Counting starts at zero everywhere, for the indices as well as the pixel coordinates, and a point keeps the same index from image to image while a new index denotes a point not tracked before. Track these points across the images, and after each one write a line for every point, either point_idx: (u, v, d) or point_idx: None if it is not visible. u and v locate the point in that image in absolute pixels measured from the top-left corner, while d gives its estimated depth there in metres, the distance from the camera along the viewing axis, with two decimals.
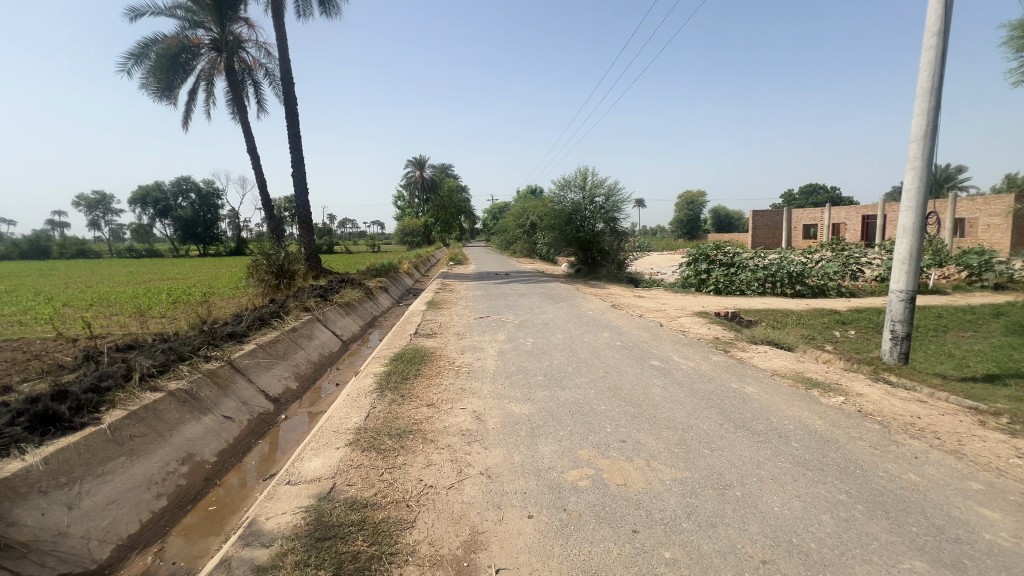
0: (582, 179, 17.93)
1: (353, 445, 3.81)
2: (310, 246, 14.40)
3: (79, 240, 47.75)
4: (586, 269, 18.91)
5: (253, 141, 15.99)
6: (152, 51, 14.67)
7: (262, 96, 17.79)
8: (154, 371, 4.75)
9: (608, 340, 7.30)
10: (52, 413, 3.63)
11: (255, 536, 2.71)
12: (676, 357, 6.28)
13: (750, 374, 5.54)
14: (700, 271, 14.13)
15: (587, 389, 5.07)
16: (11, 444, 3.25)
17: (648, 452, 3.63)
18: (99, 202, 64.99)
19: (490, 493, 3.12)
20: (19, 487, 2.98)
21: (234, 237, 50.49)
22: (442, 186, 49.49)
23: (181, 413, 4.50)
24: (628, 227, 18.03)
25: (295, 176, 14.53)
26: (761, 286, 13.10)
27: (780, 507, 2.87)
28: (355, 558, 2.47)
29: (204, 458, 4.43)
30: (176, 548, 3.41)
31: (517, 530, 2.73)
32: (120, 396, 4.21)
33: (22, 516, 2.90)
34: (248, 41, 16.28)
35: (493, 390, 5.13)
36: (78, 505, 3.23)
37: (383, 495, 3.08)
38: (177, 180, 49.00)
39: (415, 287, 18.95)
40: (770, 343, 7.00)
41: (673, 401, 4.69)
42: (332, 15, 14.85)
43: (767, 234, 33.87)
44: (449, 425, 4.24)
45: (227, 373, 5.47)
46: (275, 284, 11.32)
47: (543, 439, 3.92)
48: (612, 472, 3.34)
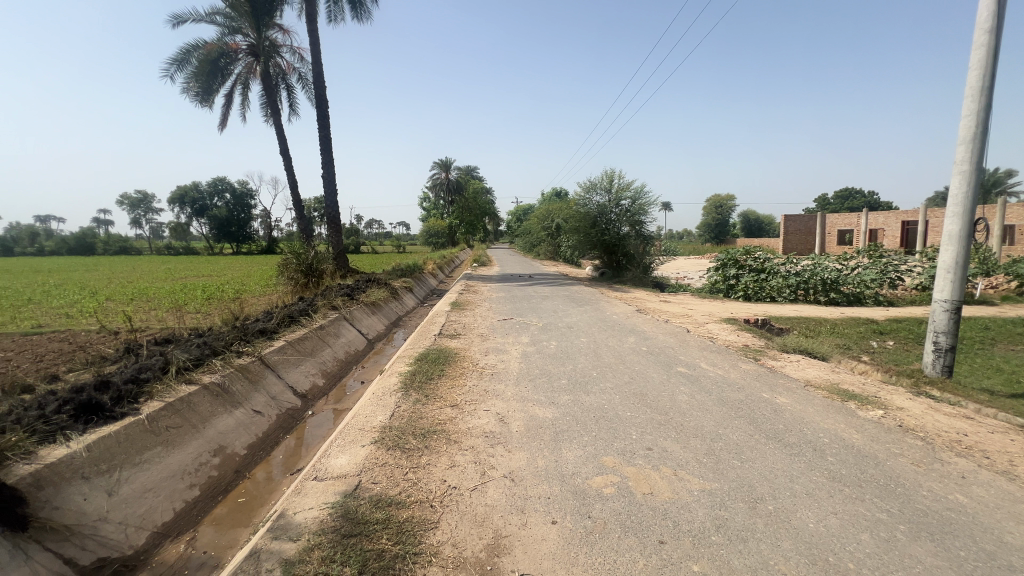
0: (608, 181, 17.66)
1: (378, 444, 3.85)
2: (338, 246, 14.64)
3: (122, 236, 50.32)
4: (611, 273, 18.83)
5: (286, 143, 16.43)
6: (194, 57, 15.31)
7: (295, 100, 18.20)
8: (189, 364, 4.92)
9: (634, 345, 7.17)
10: (95, 403, 3.80)
11: (283, 530, 2.77)
12: (704, 364, 6.13)
13: (783, 384, 5.35)
14: (728, 276, 13.86)
15: (612, 395, 5.01)
16: (57, 431, 3.43)
17: (676, 461, 3.54)
18: (141, 202, 68.01)
19: (515, 497, 3.10)
20: (63, 472, 3.12)
21: (266, 237, 52.18)
22: (467, 187, 49.95)
23: (214, 406, 4.65)
24: (655, 231, 17.73)
25: (325, 177, 14.87)
26: (793, 292, 12.72)
27: (815, 524, 2.76)
28: (380, 556, 2.49)
29: (235, 450, 4.55)
30: (207, 538, 3.51)
31: (541, 535, 2.70)
32: (158, 388, 4.37)
33: (65, 501, 3.03)
34: (283, 46, 16.78)
35: (516, 393, 5.11)
36: (118, 492, 3.37)
37: (407, 494, 3.10)
38: (214, 181, 51.03)
39: (439, 288, 19.23)
40: (801, 351, 6.80)
41: (701, 409, 4.58)
42: (364, 19, 15.15)
43: (799, 239, 32.82)
44: (472, 426, 4.25)
45: (257, 368, 5.62)
46: (304, 282, 11.56)
47: (567, 444, 3.87)
48: (638, 481, 3.27)
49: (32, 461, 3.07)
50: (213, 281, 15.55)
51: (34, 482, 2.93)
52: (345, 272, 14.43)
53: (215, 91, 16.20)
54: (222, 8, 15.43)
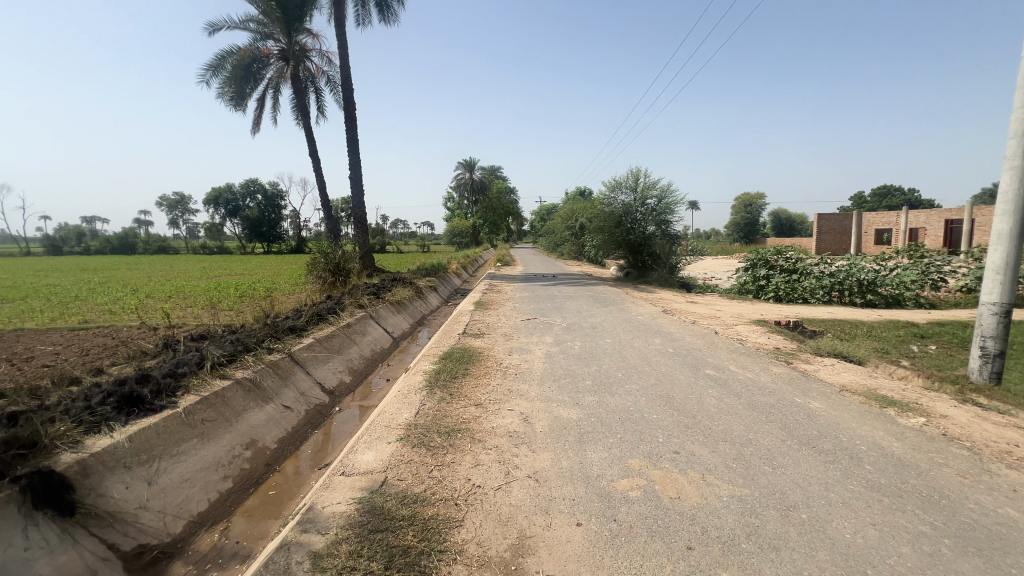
0: (634, 179, 17.43)
1: (403, 441, 3.90)
2: (365, 245, 14.90)
3: (161, 237, 52.48)
4: (636, 273, 18.61)
5: (314, 145, 16.82)
6: (228, 62, 15.81)
7: (323, 102, 18.60)
8: (223, 360, 5.09)
9: (660, 347, 7.05)
10: (137, 396, 3.97)
11: (312, 523, 2.83)
12: (733, 367, 5.97)
13: (816, 389, 5.16)
14: (758, 277, 13.50)
15: (638, 396, 4.94)
16: (102, 422, 3.59)
17: (704, 466, 3.46)
18: (178, 202, 70.79)
19: (539, 497, 3.08)
20: (107, 461, 3.27)
21: (295, 237, 53.54)
22: (491, 187, 50.10)
23: (246, 400, 4.79)
24: (681, 230, 17.42)
25: (352, 178, 15.16)
26: (827, 294, 12.29)
27: (853, 535, 2.65)
28: (406, 552, 2.51)
29: (266, 444, 4.68)
30: (239, 528, 3.62)
31: (566, 536, 2.68)
32: (194, 382, 4.54)
33: (109, 489, 3.18)
34: (312, 50, 17.17)
35: (540, 393, 5.10)
36: (157, 481, 3.51)
37: (432, 492, 3.13)
38: (247, 182, 52.64)
39: (463, 287, 19.33)
40: (836, 355, 6.55)
41: (730, 413, 4.47)
42: (391, 22, 15.35)
43: (833, 238, 31.68)
44: (496, 425, 4.25)
45: (287, 364, 5.77)
46: (332, 281, 11.82)
47: (592, 445, 3.83)
48: (665, 485, 3.21)
49: (79, 450, 3.23)
50: (245, 279, 16.02)
51: (81, 470, 3.07)
52: (371, 271, 14.67)
53: (248, 95, 16.71)
54: (254, 15, 15.90)
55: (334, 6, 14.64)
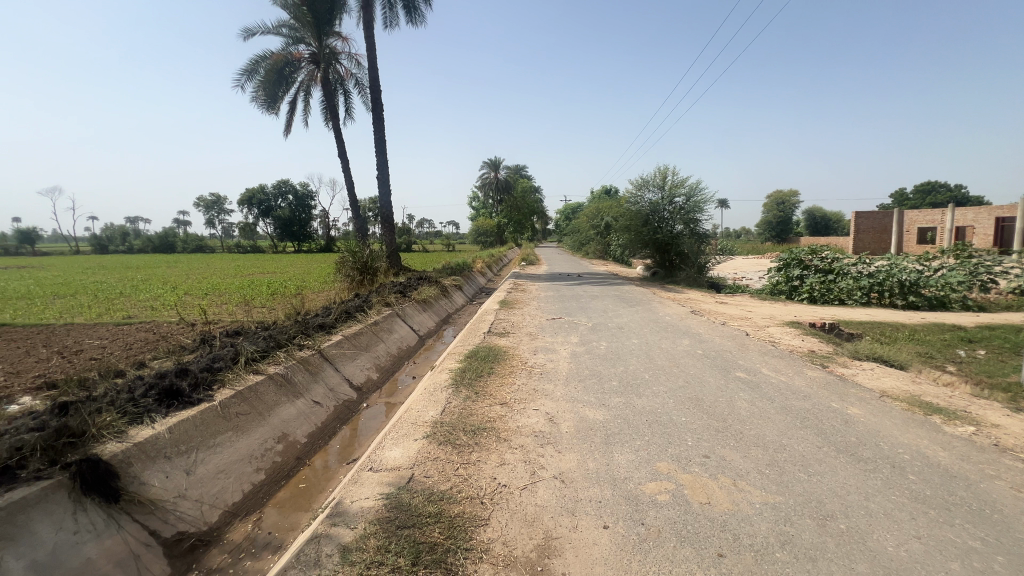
0: (661, 178, 17.14)
1: (430, 438, 3.93)
2: (392, 244, 15.11)
3: (199, 236, 54.57)
4: (663, 272, 18.30)
5: (343, 146, 17.17)
6: (262, 67, 16.30)
7: (352, 105, 18.96)
8: (256, 356, 5.25)
9: (688, 348, 6.90)
10: (176, 389, 4.13)
11: (341, 517, 2.88)
12: (765, 369, 5.79)
13: (855, 394, 4.96)
14: (792, 277, 13.07)
15: (666, 398, 4.85)
16: (145, 413, 3.76)
17: (736, 471, 3.37)
18: (215, 203, 73.38)
19: (565, 499, 3.06)
20: (149, 451, 3.41)
21: (325, 236, 54.81)
22: (516, 186, 50.09)
23: (278, 395, 4.93)
24: (710, 229, 17.03)
25: (379, 178, 15.41)
26: (865, 295, 11.80)
27: (895, 548, 2.53)
28: (433, 549, 2.53)
29: (297, 438, 4.79)
30: (272, 519, 3.72)
31: (592, 539, 2.65)
32: (229, 376, 4.70)
33: (151, 477, 3.32)
34: (342, 53, 17.52)
35: (565, 393, 5.06)
36: (195, 471, 3.64)
37: (458, 490, 3.14)
38: (279, 183, 54.22)
39: (488, 286, 19.38)
40: (876, 359, 6.28)
41: (762, 417, 4.33)
42: (418, 23, 15.51)
43: (872, 237, 30.36)
44: (521, 425, 4.24)
45: (317, 360, 5.91)
46: (360, 280, 12.05)
47: (619, 447, 3.78)
48: (694, 489, 3.14)
49: (123, 439, 3.38)
50: (277, 278, 16.51)
51: (125, 459, 3.22)
52: (398, 270, 14.87)
53: (281, 99, 17.17)
54: (287, 20, 16.33)
55: (363, 9, 14.90)
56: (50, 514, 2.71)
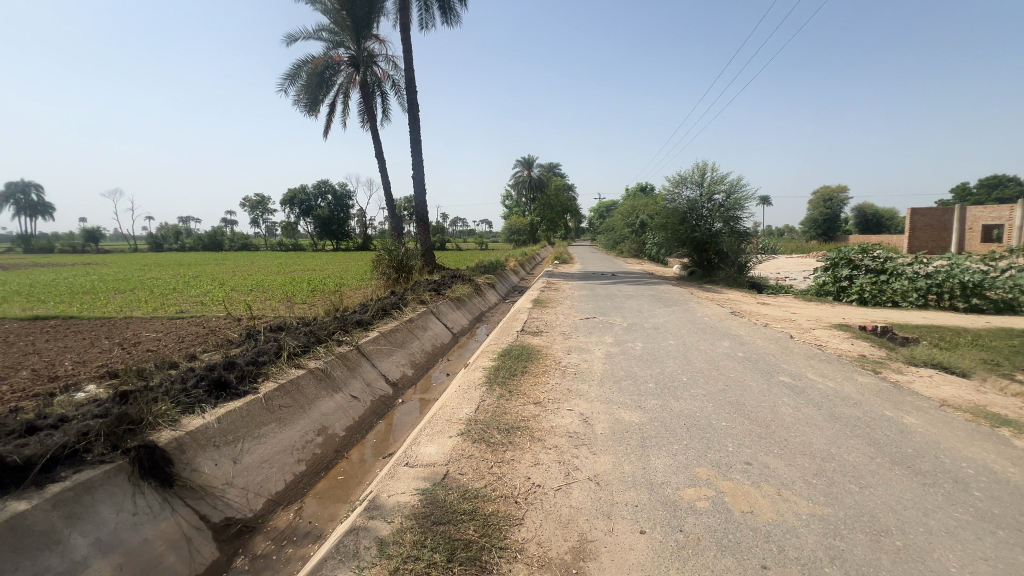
0: (700, 174, 16.67)
1: (464, 436, 3.95)
2: (426, 243, 15.34)
3: (244, 235, 57.04)
4: (701, 272, 17.81)
5: (380, 147, 17.55)
6: (304, 71, 16.85)
7: (389, 106, 19.34)
8: (298, 351, 5.44)
9: (728, 350, 6.67)
10: (225, 381, 4.34)
11: (379, 510, 2.93)
12: (811, 374, 5.53)
13: (911, 402, 4.66)
14: (840, 277, 12.44)
15: (705, 402, 4.70)
16: (196, 403, 3.96)
17: (780, 480, 3.22)
18: (259, 203, 76.38)
19: (600, 501, 3.01)
20: (200, 439, 3.59)
21: (362, 235, 56.19)
22: (549, 184, 49.87)
23: (319, 389, 5.09)
24: (752, 227, 16.44)
25: (415, 178, 15.67)
26: (923, 297, 11.10)
27: (959, 570, 2.36)
28: (468, 546, 2.54)
29: (335, 431, 4.94)
30: (312, 509, 3.84)
31: (629, 543, 2.60)
32: (273, 370, 4.89)
33: (201, 464, 3.49)
34: (379, 56, 17.89)
35: (600, 394, 5.00)
36: (241, 460, 3.81)
37: (493, 488, 3.15)
38: (319, 184, 56.00)
39: (521, 285, 19.35)
40: (935, 365, 5.89)
41: (808, 424, 4.14)
42: (453, 23, 15.65)
43: (930, 234, 28.44)
44: (555, 425, 4.21)
45: (354, 356, 6.06)
46: (395, 277, 12.30)
47: (656, 451, 3.69)
48: (735, 496, 3.03)
49: (176, 427, 3.57)
50: (317, 275, 17.11)
51: (178, 446, 3.40)
52: (432, 269, 15.08)
53: (321, 102, 17.70)
54: (327, 25, 16.82)
55: (400, 12, 15.17)
56: (112, 495, 2.89)
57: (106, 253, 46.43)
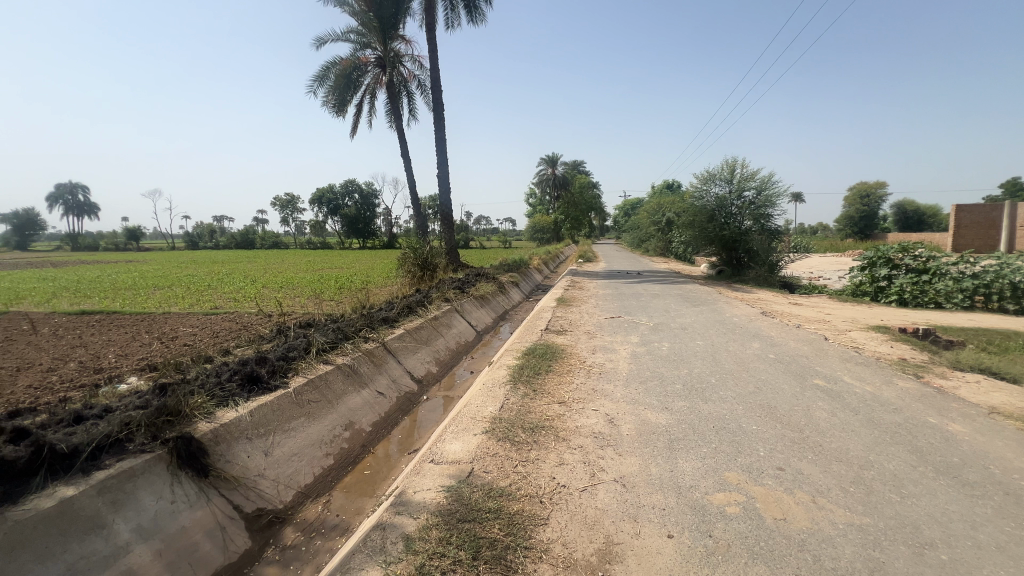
0: (729, 171, 16.27)
1: (489, 434, 3.97)
2: (451, 241, 15.45)
3: (275, 234, 58.70)
4: (730, 270, 17.39)
5: (406, 146, 17.76)
6: (332, 72, 17.18)
7: (414, 105, 19.53)
8: (326, 347, 5.55)
9: (759, 352, 6.49)
10: (257, 375, 4.46)
11: (405, 506, 2.97)
12: (848, 378, 5.33)
13: (957, 409, 4.43)
14: (878, 277, 11.94)
15: (735, 404, 4.58)
16: (230, 397, 4.09)
17: (815, 487, 3.11)
18: (289, 203, 78.37)
19: (626, 504, 2.97)
20: (233, 431, 3.70)
21: (387, 233, 57.06)
22: (574, 182, 49.51)
23: (346, 384, 5.19)
24: (783, 225, 15.96)
25: (440, 177, 15.80)
26: (968, 298, 10.56)
27: None
28: (493, 545, 2.54)
29: (362, 426, 5.02)
30: (339, 503, 3.92)
31: (656, 547, 2.55)
32: (302, 365, 5.00)
33: (234, 455, 3.60)
34: (405, 56, 18.09)
35: (626, 394, 4.92)
36: (272, 453, 3.91)
37: (517, 487, 3.14)
38: (347, 183, 57.09)
39: (545, 284, 19.26)
40: (983, 370, 5.58)
41: (845, 430, 3.98)
42: (478, 22, 15.69)
43: (977, 233, 26.98)
44: (580, 425, 4.17)
45: (380, 353, 6.15)
46: (420, 275, 12.43)
47: (684, 453, 3.62)
48: (767, 503, 2.94)
49: (212, 420, 3.69)
50: (344, 273, 17.47)
51: (213, 438, 3.51)
52: (456, 267, 15.17)
53: (349, 102, 18.01)
54: (355, 27, 17.10)
55: (426, 12, 15.29)
56: (152, 483, 3.01)
57: (147, 251, 48.52)
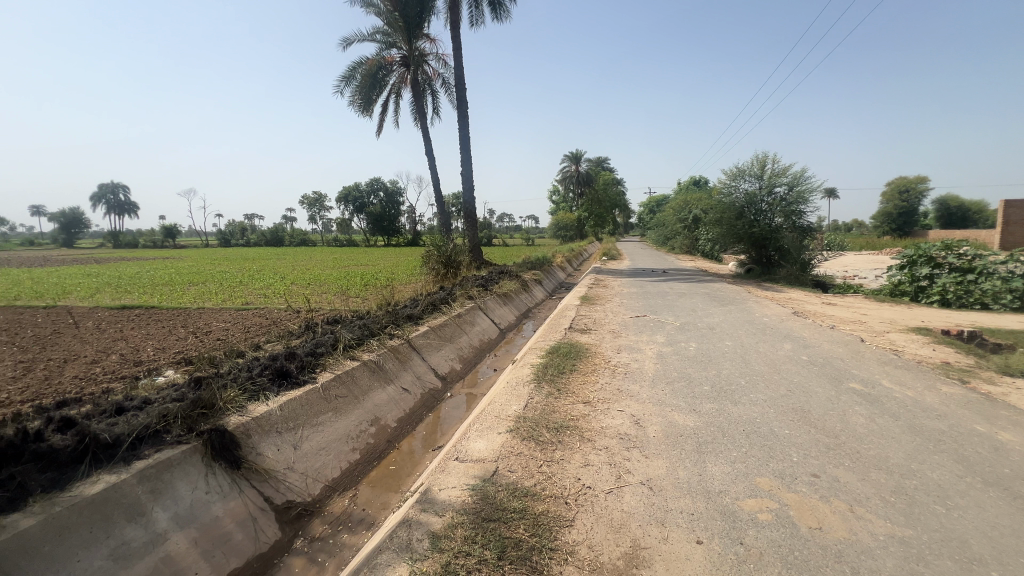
0: (760, 166, 15.82)
1: (513, 433, 3.96)
2: (474, 239, 15.51)
3: (303, 231, 60.07)
4: (759, 269, 16.94)
5: (431, 145, 17.89)
6: (358, 72, 17.42)
7: (439, 103, 19.64)
8: (353, 343, 5.64)
9: (791, 353, 6.29)
10: (286, 370, 4.57)
11: (430, 503, 2.99)
12: (887, 382, 5.10)
13: (1007, 416, 4.19)
14: (918, 276, 11.42)
15: (766, 407, 4.45)
16: (260, 391, 4.19)
17: (853, 495, 2.99)
18: (316, 202, 80.12)
19: (653, 508, 2.91)
20: (264, 425, 3.80)
21: (411, 231, 57.70)
22: (598, 179, 49.01)
23: (372, 380, 5.26)
24: (816, 222, 15.43)
25: (464, 175, 15.86)
26: (1017, 299, 9.99)
27: None
28: (518, 545, 2.53)
29: (387, 422, 5.09)
30: (365, 497, 3.97)
31: (685, 553, 2.50)
32: (330, 361, 5.10)
33: (265, 449, 3.69)
34: (430, 54, 18.18)
35: (652, 395, 4.84)
36: (301, 446, 3.99)
37: (542, 488, 3.12)
38: (372, 181, 57.90)
39: (568, 282, 19.10)
40: None
41: (884, 436, 3.81)
42: (503, 18, 15.64)
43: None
44: (606, 426, 4.12)
45: (405, 350, 6.22)
46: (444, 273, 12.51)
47: (712, 457, 3.53)
48: (801, 511, 2.84)
49: (243, 413, 3.79)
50: (370, 270, 17.71)
51: (245, 431, 3.61)
52: (479, 264, 15.21)
53: (375, 101, 18.23)
54: (381, 26, 17.28)
55: (450, 10, 15.33)
56: (188, 474, 3.11)
57: (183, 248, 50.36)
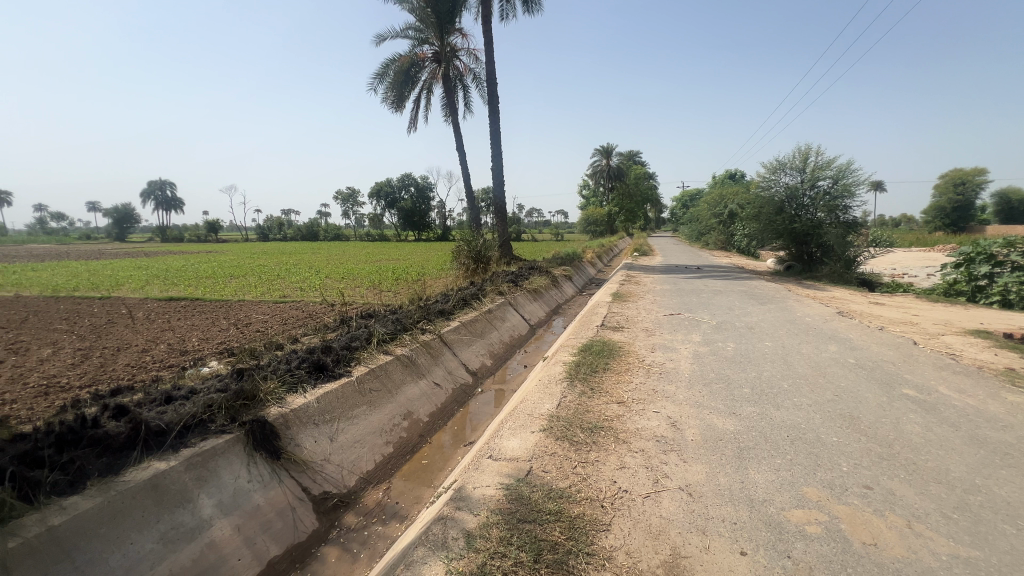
0: (802, 159, 15.14)
1: (547, 432, 3.91)
2: (504, 234, 15.48)
3: (337, 227, 61.48)
4: (800, 265, 16.30)
5: (462, 140, 17.94)
6: (391, 69, 17.60)
7: (469, 99, 19.64)
8: (386, 338, 5.72)
9: (837, 355, 6.00)
10: (322, 363, 4.66)
11: (465, 501, 2.98)
12: (944, 389, 4.79)
13: None
14: (977, 275, 10.71)
15: (811, 413, 4.25)
16: (299, 383, 4.29)
17: (910, 510, 2.81)
18: (349, 197, 81.67)
19: (693, 515, 2.82)
20: (302, 417, 3.88)
21: (441, 226, 58.26)
22: (629, 174, 48.08)
23: (405, 375, 5.32)
24: (863, 217, 14.66)
25: (495, 170, 15.84)
26: None
27: None
28: (554, 548, 2.49)
29: (420, 416, 5.13)
30: (399, 490, 4.02)
31: (728, 565, 2.40)
32: (364, 355, 5.18)
33: (303, 440, 3.77)
34: (461, 49, 18.18)
35: (690, 397, 4.70)
36: (337, 439, 4.07)
37: (578, 490, 3.07)
38: (403, 177, 58.58)
39: (599, 278, 18.80)
40: None
41: (943, 447, 3.58)
42: (534, 11, 15.47)
43: None
44: (641, 427, 4.02)
45: (437, 345, 6.26)
46: (473, 268, 12.52)
47: (755, 463, 3.40)
48: (853, 524, 2.69)
49: (283, 405, 3.89)
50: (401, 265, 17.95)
51: (284, 423, 3.70)
52: (509, 260, 15.16)
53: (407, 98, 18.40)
54: (413, 23, 17.39)
55: (482, 4, 15.28)
56: (231, 463, 3.21)
57: (224, 243, 52.44)
